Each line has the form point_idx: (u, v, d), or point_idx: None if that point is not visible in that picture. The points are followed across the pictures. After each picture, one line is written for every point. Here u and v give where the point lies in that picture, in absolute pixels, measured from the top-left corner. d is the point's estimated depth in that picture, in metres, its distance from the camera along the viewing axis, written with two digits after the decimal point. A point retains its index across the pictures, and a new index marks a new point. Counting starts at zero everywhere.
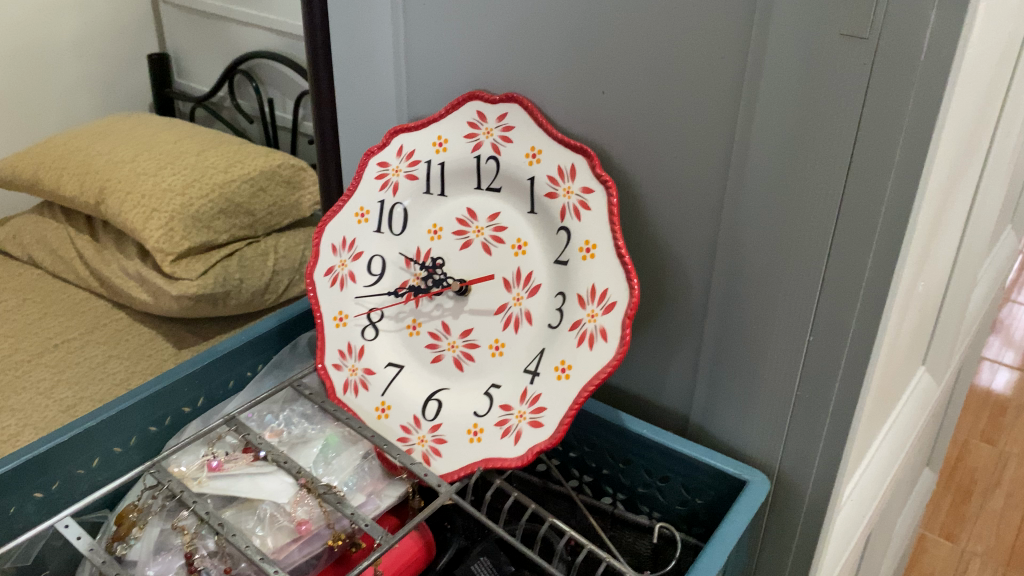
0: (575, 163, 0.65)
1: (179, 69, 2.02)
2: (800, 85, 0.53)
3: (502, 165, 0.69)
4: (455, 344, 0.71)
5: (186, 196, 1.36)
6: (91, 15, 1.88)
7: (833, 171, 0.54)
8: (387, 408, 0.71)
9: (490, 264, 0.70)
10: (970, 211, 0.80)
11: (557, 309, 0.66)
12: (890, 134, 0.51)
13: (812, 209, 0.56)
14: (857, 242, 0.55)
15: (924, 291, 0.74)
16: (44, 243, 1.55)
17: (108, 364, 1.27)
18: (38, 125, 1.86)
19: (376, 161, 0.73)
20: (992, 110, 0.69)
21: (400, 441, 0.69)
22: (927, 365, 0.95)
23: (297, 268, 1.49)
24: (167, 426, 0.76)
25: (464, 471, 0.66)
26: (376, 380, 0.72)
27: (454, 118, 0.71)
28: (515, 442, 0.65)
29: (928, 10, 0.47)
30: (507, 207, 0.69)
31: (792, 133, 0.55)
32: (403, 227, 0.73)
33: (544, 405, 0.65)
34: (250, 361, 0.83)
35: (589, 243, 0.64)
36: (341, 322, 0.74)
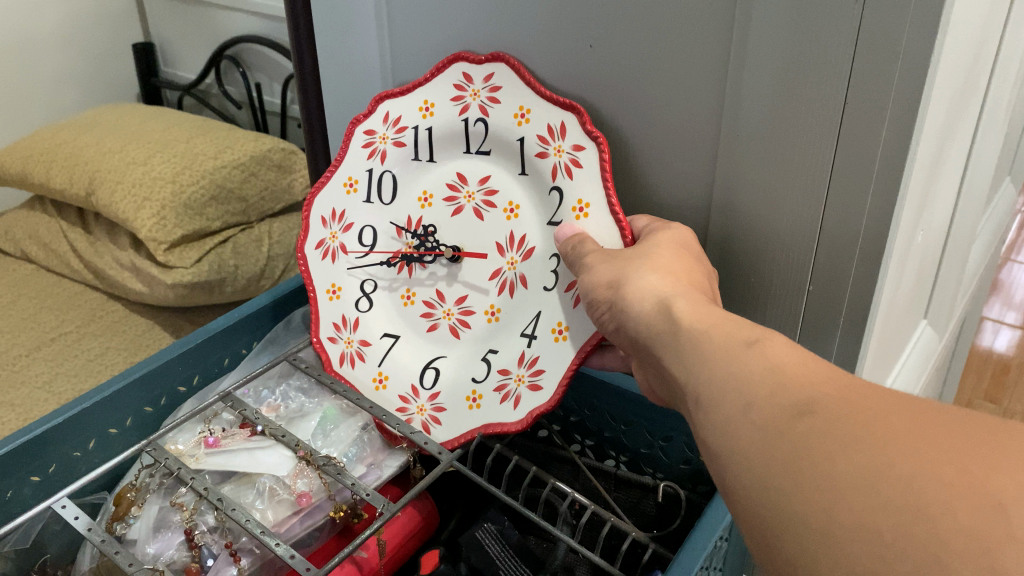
0: (565, 121, 0.63)
1: (166, 58, 2.00)
2: (789, 27, 0.52)
3: (490, 127, 0.67)
4: (450, 313, 0.70)
5: (177, 183, 1.35)
6: (72, 6, 1.85)
7: (828, 114, 0.53)
8: (384, 378, 0.71)
9: (483, 228, 0.69)
10: (968, 159, 0.80)
11: (552, 272, 0.65)
12: (885, 74, 0.49)
13: (808, 155, 0.55)
14: (853, 188, 0.54)
15: (924, 241, 0.74)
16: (36, 237, 1.54)
17: (106, 355, 1.26)
18: (25, 120, 1.84)
19: (363, 129, 0.72)
20: (986, 52, 0.68)
21: (399, 411, 0.69)
22: (930, 318, 0.94)
23: (291, 253, 1.48)
24: (163, 406, 0.75)
25: (465, 437, 0.65)
26: (372, 351, 0.72)
27: (439, 81, 0.69)
28: (515, 406, 0.64)
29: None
30: (497, 169, 0.68)
31: (787, 77, 0.53)
32: (392, 196, 0.72)
33: (541, 368, 0.64)
34: (245, 339, 0.82)
35: (581, 202, 0.63)
36: (335, 296, 0.73)
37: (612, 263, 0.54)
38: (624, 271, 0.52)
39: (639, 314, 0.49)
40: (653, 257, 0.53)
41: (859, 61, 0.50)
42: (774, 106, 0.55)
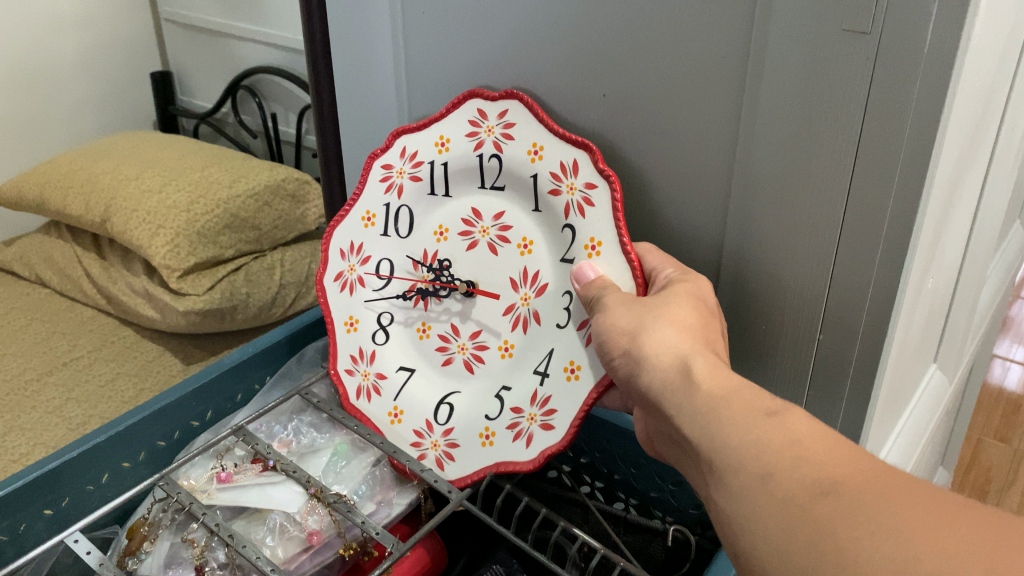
0: (577, 158, 0.63)
1: (183, 86, 2.03)
2: (801, 77, 0.53)
3: (504, 162, 0.68)
4: (464, 347, 0.70)
5: (191, 212, 1.37)
6: (93, 34, 1.89)
7: (841, 165, 0.54)
8: (399, 413, 0.71)
9: (497, 263, 0.69)
10: (979, 205, 0.80)
11: (564, 309, 0.65)
12: (895, 132, 0.50)
13: (818, 206, 0.56)
14: (863, 240, 0.55)
15: (934, 287, 0.74)
16: (51, 262, 1.55)
17: (117, 382, 1.27)
18: (43, 145, 1.87)
19: (380, 164, 0.74)
20: (996, 102, 0.69)
21: (413, 446, 0.70)
22: (939, 363, 0.94)
23: (303, 282, 1.49)
24: (176, 439, 0.76)
25: (475, 476, 0.66)
26: (388, 385, 0.72)
27: (456, 116, 0.70)
28: (527, 445, 0.64)
29: (931, 6, 0.46)
30: (511, 205, 0.68)
31: (799, 126, 0.54)
32: (409, 229, 0.73)
33: (553, 409, 0.64)
34: (259, 373, 0.83)
35: (594, 240, 0.63)
36: (353, 328, 0.74)
37: (636, 308, 0.55)
38: (646, 322, 0.53)
39: (656, 376, 0.49)
40: (672, 311, 0.53)
41: (870, 116, 0.51)
42: (785, 156, 0.56)
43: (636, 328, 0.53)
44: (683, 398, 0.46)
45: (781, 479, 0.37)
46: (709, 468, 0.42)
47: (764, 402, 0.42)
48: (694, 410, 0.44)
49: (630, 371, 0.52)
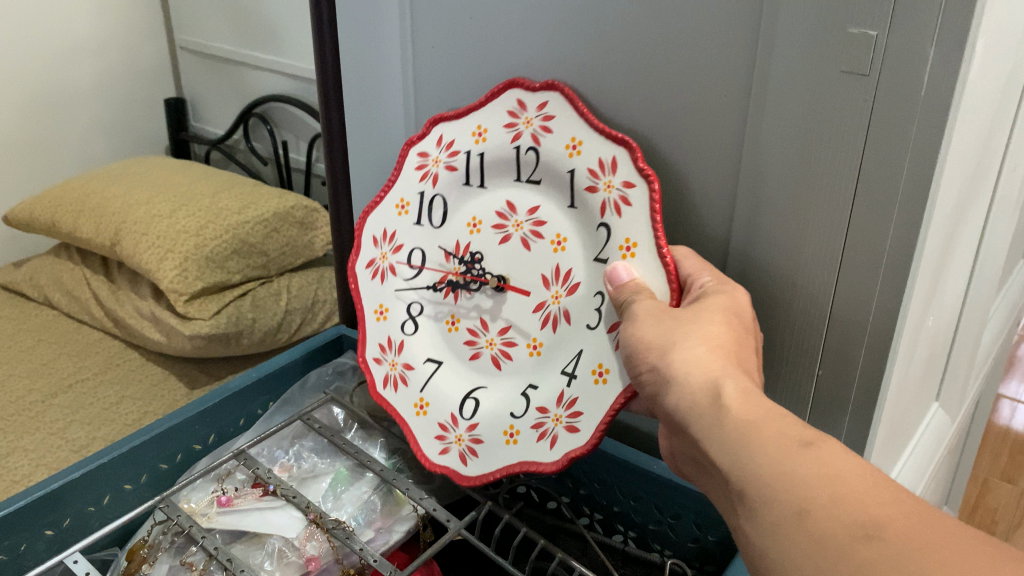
0: (616, 155, 0.62)
1: (196, 113, 2.06)
2: (801, 112, 0.54)
3: (541, 155, 0.67)
4: (492, 342, 0.70)
5: (200, 237, 1.38)
6: (109, 61, 1.92)
7: (840, 203, 0.54)
8: (425, 405, 0.71)
9: (530, 259, 0.69)
10: (980, 244, 0.81)
11: (596, 310, 0.64)
12: (893, 170, 0.51)
13: (816, 243, 0.57)
14: (863, 277, 0.55)
15: (935, 325, 0.75)
16: (60, 284, 1.57)
17: (121, 404, 1.27)
18: (56, 169, 1.89)
19: (416, 152, 0.74)
20: (996, 143, 0.70)
21: (438, 439, 0.69)
22: (942, 399, 0.94)
23: (309, 308, 1.49)
24: (178, 463, 0.76)
25: (499, 473, 0.65)
26: (415, 376, 0.73)
27: (495, 105, 0.69)
28: (550, 446, 0.64)
29: (928, 48, 0.47)
30: (546, 200, 0.68)
31: (799, 161, 0.55)
32: (443, 220, 0.73)
33: (579, 411, 0.63)
34: (262, 399, 0.84)
35: (629, 241, 0.61)
36: (382, 316, 0.75)
37: (665, 321, 0.54)
38: (673, 338, 0.52)
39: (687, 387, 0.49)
40: (703, 326, 0.53)
41: (869, 156, 0.52)
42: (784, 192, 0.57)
43: (663, 344, 0.52)
44: (712, 415, 0.46)
45: (818, 517, 0.38)
46: (738, 493, 0.43)
47: (798, 433, 0.42)
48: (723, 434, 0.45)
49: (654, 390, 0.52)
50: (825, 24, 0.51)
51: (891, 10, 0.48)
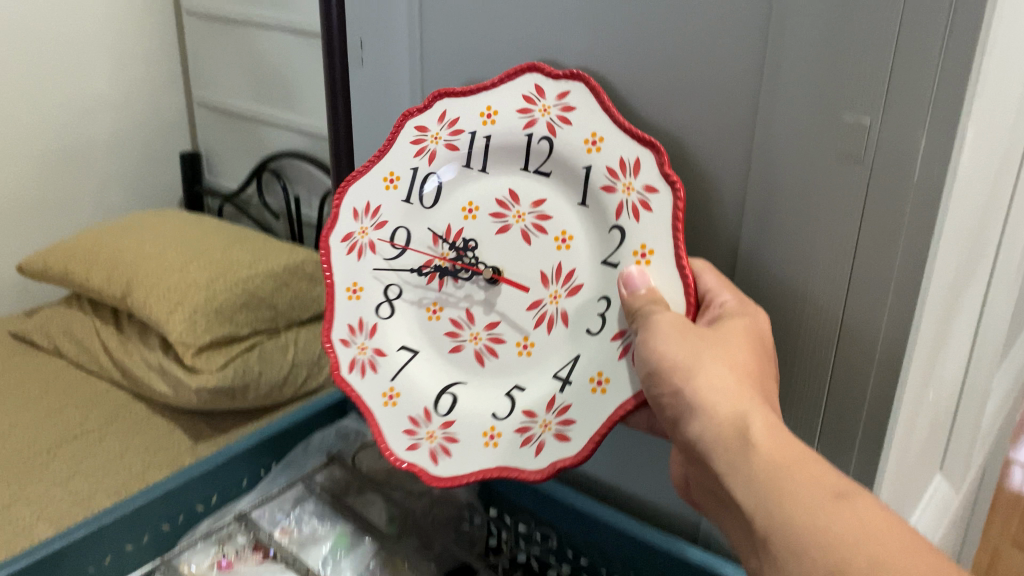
0: (639, 157, 0.63)
1: (211, 167, 2.10)
2: (801, 176, 0.59)
3: (555, 146, 0.68)
4: (477, 336, 0.72)
5: (210, 290, 1.41)
6: (128, 116, 1.97)
7: (840, 263, 0.60)
8: (395, 395, 0.71)
9: (529, 254, 0.70)
10: (977, 315, 0.82)
11: (599, 315, 0.67)
12: (890, 237, 0.57)
13: (817, 299, 0.62)
14: (863, 333, 0.61)
15: (935, 396, 0.75)
16: (70, 334, 1.58)
17: (125, 457, 1.27)
18: (71, 221, 1.93)
19: (414, 125, 0.73)
20: (985, 217, 0.72)
21: (407, 433, 0.69)
22: (946, 469, 0.94)
23: (314, 362, 1.50)
24: (179, 523, 0.77)
25: (473, 477, 0.66)
26: (386, 363, 0.73)
27: (510, 89, 0.70)
28: (536, 453, 0.66)
29: (920, 133, 0.53)
30: (554, 194, 0.69)
31: (800, 223, 0.61)
32: (435, 202, 0.73)
33: (571, 418, 0.65)
34: (266, 459, 0.85)
35: (645, 247, 0.63)
36: (354, 295, 0.74)
37: (692, 343, 0.56)
38: (701, 367, 0.54)
39: (716, 415, 0.52)
40: (731, 353, 0.56)
41: (868, 224, 0.58)
42: (784, 258, 0.63)
43: (694, 370, 0.54)
44: (741, 452, 0.50)
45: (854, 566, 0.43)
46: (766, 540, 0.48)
47: (831, 483, 0.47)
48: (753, 473, 0.49)
49: (674, 420, 0.56)
50: (823, 113, 0.57)
51: (883, 102, 0.54)
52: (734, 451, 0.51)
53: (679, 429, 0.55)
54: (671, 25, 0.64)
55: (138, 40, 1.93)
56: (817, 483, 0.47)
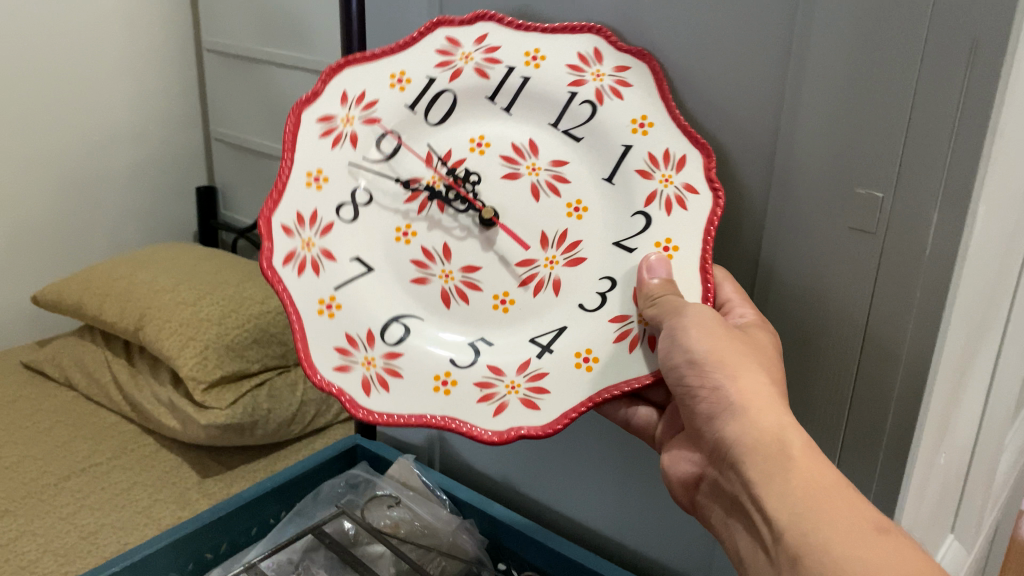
0: (687, 155, 0.68)
1: (226, 201, 2.11)
2: (824, 208, 0.65)
3: (597, 112, 0.72)
4: (452, 276, 0.74)
5: (222, 326, 1.43)
6: (146, 148, 1.99)
7: (857, 299, 0.65)
8: (336, 307, 0.70)
9: (535, 208, 0.74)
10: (986, 373, 0.82)
11: (598, 292, 0.70)
12: (909, 280, 0.62)
13: (835, 332, 0.68)
14: (882, 368, 0.65)
15: (946, 454, 0.75)
16: (81, 365, 1.58)
17: (132, 491, 1.24)
18: (86, 251, 1.94)
19: (448, 36, 0.76)
20: (992, 275, 0.73)
21: (343, 353, 0.68)
22: (957, 530, 0.93)
23: (325, 398, 1.47)
24: (187, 571, 0.79)
25: (411, 416, 0.66)
26: (332, 269, 0.72)
27: (567, 45, 0.74)
28: (493, 414, 0.67)
29: (932, 212, 0.60)
30: (578, 160, 0.73)
31: (819, 260, 0.67)
32: (441, 120, 0.76)
33: (545, 388, 0.67)
34: (273, 508, 0.88)
35: (669, 240, 0.68)
36: (314, 181, 0.72)
37: (736, 347, 0.61)
38: (746, 376, 0.60)
39: (759, 423, 0.57)
40: (769, 369, 0.61)
41: (885, 264, 0.63)
42: (797, 312, 0.69)
43: (740, 376, 0.60)
44: (776, 462, 0.55)
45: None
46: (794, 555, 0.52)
47: (871, 515, 0.51)
48: (787, 482, 0.54)
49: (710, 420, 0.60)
50: (837, 190, 0.64)
51: (894, 184, 0.61)
52: (762, 460, 0.56)
53: (712, 428, 0.60)
54: (701, 103, 0.72)
55: (157, 75, 1.97)
56: (852, 508, 0.51)
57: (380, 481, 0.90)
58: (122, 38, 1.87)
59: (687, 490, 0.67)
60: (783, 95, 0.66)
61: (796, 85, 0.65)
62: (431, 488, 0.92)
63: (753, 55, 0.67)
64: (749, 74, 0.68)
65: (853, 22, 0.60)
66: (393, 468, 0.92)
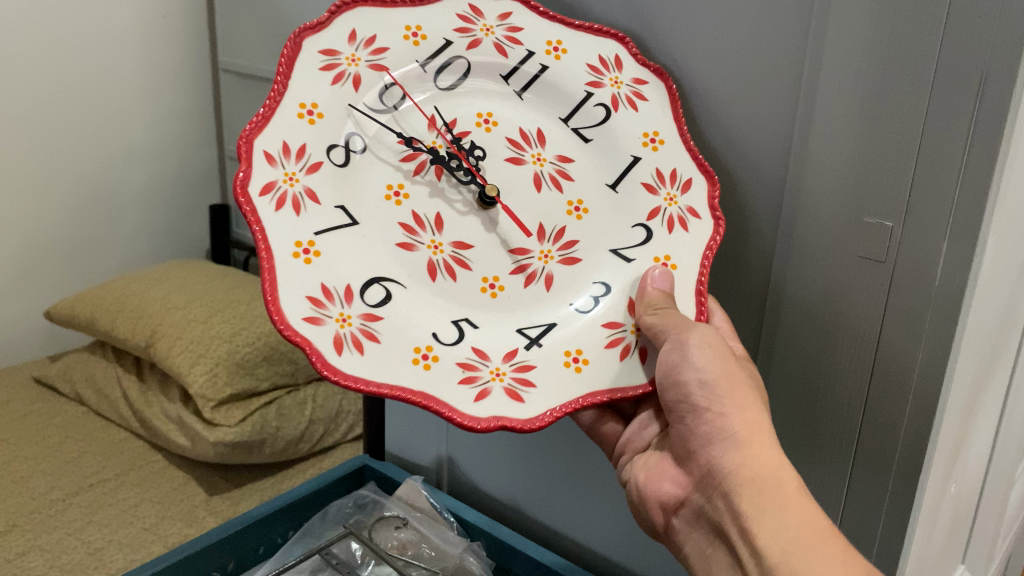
0: (692, 178, 0.71)
1: (239, 219, 2.13)
2: (834, 230, 0.65)
3: (610, 117, 0.73)
4: (442, 248, 0.70)
5: (233, 343, 1.43)
6: (160, 166, 2.01)
7: (868, 324, 0.65)
8: (312, 253, 0.64)
9: (536, 199, 0.73)
10: (998, 401, 0.82)
11: (592, 296, 0.71)
12: (920, 306, 0.62)
13: (844, 358, 0.67)
14: (893, 394, 0.65)
15: (956, 484, 0.75)
16: (92, 381, 1.59)
17: (139, 507, 1.24)
18: (99, 268, 1.95)
19: (471, 8, 0.74)
20: (1004, 303, 0.73)
21: (314, 305, 0.63)
22: (969, 560, 0.93)
23: (333, 417, 1.48)
24: None
25: (382, 386, 0.62)
26: (314, 212, 0.66)
27: (589, 44, 0.74)
28: (474, 399, 0.63)
29: (942, 242, 0.60)
30: (583, 158, 0.74)
31: (829, 285, 0.67)
32: (450, 87, 0.73)
33: (531, 381, 0.65)
34: (281, 528, 0.88)
35: (667, 257, 0.70)
36: (305, 116, 0.67)
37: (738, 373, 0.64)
38: (747, 405, 0.63)
39: (759, 456, 0.60)
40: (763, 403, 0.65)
41: (895, 290, 0.63)
42: (808, 338, 0.69)
43: (742, 405, 0.63)
44: (773, 497, 0.59)
45: None
46: None
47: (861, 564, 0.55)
48: (783, 517, 0.57)
49: (709, 447, 0.63)
50: (846, 218, 0.64)
51: (904, 214, 0.61)
52: (757, 492, 0.59)
53: (710, 452, 0.63)
54: (714, 123, 0.72)
55: (173, 94, 1.99)
56: (844, 556, 0.55)
57: (388, 502, 0.91)
58: (139, 57, 1.89)
59: (664, 512, 0.70)
60: (795, 116, 0.67)
61: (809, 106, 0.65)
62: (439, 510, 0.91)
63: (763, 86, 0.68)
64: (758, 102, 0.69)
65: (864, 55, 0.61)
66: (401, 489, 0.92)
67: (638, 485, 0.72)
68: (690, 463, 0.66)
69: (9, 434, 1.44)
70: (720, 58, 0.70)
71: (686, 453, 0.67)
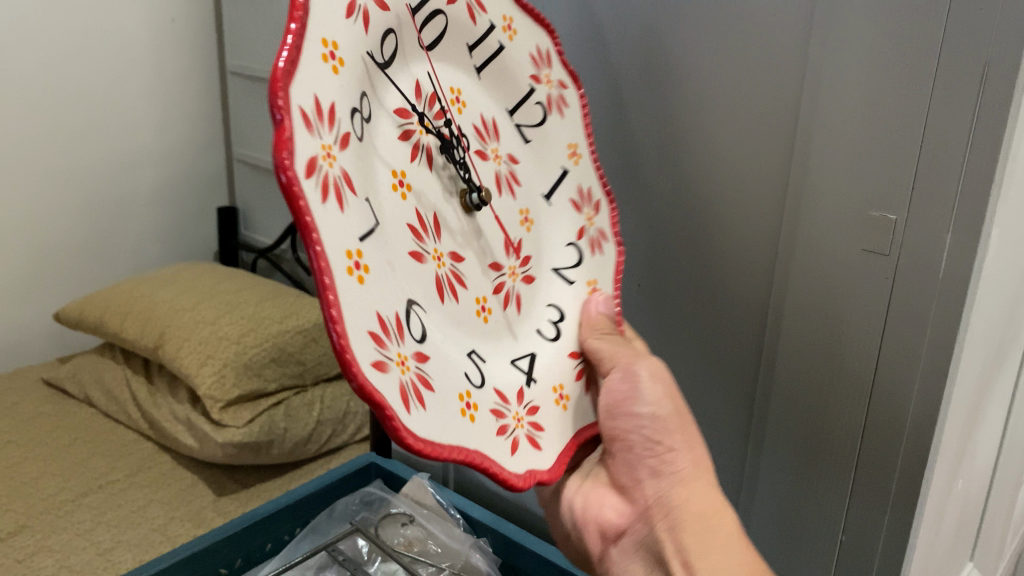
0: (601, 200, 0.72)
1: (247, 222, 2.13)
2: (838, 225, 0.65)
3: (547, 120, 0.69)
4: (445, 261, 0.57)
5: (241, 344, 1.43)
6: (169, 169, 2.01)
7: (872, 319, 0.65)
8: (362, 268, 0.47)
9: (501, 206, 0.64)
10: (1005, 397, 0.82)
11: (549, 321, 0.66)
12: (924, 300, 0.62)
13: (849, 355, 0.67)
14: (897, 389, 0.65)
15: (963, 480, 0.75)
16: (101, 383, 1.59)
17: (148, 508, 1.25)
18: (108, 272, 1.96)
19: None
20: (1010, 298, 0.73)
21: (378, 345, 0.47)
22: (978, 558, 0.92)
23: (341, 418, 1.49)
24: None
25: (450, 449, 0.50)
26: (353, 207, 0.48)
27: (527, 31, 0.67)
28: (512, 452, 0.56)
29: (945, 234, 0.60)
30: (524, 163, 0.67)
31: (832, 281, 0.67)
32: (432, 49, 0.59)
33: (541, 424, 0.61)
34: (288, 526, 0.88)
35: (591, 281, 0.70)
36: (329, 61, 0.48)
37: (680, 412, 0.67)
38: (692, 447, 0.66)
39: (702, 497, 0.64)
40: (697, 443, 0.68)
41: (899, 285, 0.63)
42: (813, 335, 0.69)
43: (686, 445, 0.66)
44: (718, 538, 0.62)
45: None
46: None
47: None
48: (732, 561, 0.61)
49: (655, 481, 0.66)
50: (851, 213, 0.64)
51: (908, 207, 0.61)
52: (701, 528, 0.63)
53: (655, 488, 0.66)
54: (717, 120, 0.72)
55: (180, 97, 1.99)
56: None
57: (394, 499, 0.91)
58: (147, 61, 1.90)
59: (601, 540, 0.69)
60: (799, 110, 0.67)
61: (813, 101, 0.65)
62: (445, 507, 0.92)
63: (766, 80, 0.68)
64: (760, 98, 0.69)
65: (868, 49, 0.61)
66: (407, 486, 0.93)
67: (574, 512, 0.70)
68: (634, 493, 0.67)
69: (19, 436, 1.45)
70: (723, 54, 0.70)
71: (630, 483, 0.67)
